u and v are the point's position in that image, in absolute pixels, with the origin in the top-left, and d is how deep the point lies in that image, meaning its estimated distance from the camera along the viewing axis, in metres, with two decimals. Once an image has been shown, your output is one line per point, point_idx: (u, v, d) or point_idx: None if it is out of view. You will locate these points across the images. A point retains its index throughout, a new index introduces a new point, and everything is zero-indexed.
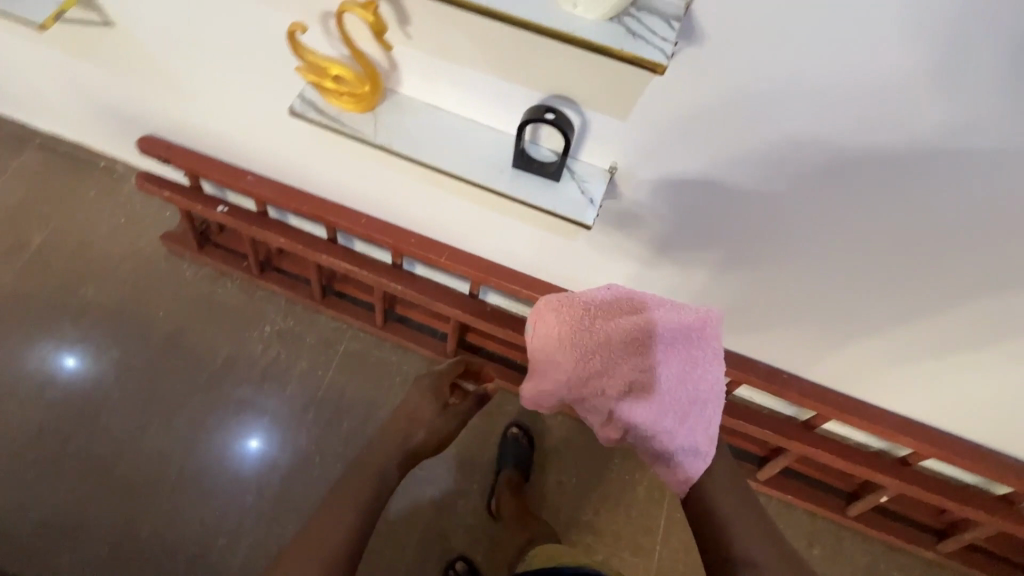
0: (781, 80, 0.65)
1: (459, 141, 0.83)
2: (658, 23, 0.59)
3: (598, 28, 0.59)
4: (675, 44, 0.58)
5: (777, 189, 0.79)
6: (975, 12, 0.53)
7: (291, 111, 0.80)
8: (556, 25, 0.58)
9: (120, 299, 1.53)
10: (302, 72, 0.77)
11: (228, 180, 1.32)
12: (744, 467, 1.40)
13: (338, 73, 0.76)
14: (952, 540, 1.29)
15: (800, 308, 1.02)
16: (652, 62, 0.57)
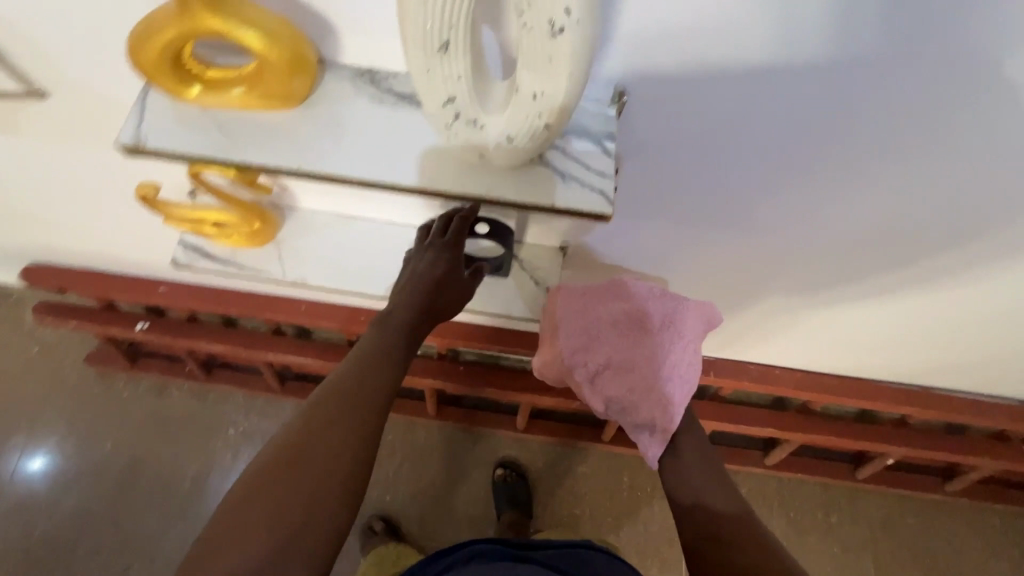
0: (733, 144, 0.57)
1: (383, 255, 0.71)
2: (589, 154, 0.52)
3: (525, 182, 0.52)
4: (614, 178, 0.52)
5: (744, 234, 0.71)
6: (946, 57, 0.45)
7: (174, 264, 0.67)
8: (475, 187, 0.51)
9: (58, 439, 1.38)
10: (173, 225, 0.62)
11: (140, 298, 1.17)
12: (750, 457, 1.39)
13: (216, 218, 0.61)
14: (959, 482, 1.31)
15: (786, 319, 0.97)
16: (596, 214, 0.51)
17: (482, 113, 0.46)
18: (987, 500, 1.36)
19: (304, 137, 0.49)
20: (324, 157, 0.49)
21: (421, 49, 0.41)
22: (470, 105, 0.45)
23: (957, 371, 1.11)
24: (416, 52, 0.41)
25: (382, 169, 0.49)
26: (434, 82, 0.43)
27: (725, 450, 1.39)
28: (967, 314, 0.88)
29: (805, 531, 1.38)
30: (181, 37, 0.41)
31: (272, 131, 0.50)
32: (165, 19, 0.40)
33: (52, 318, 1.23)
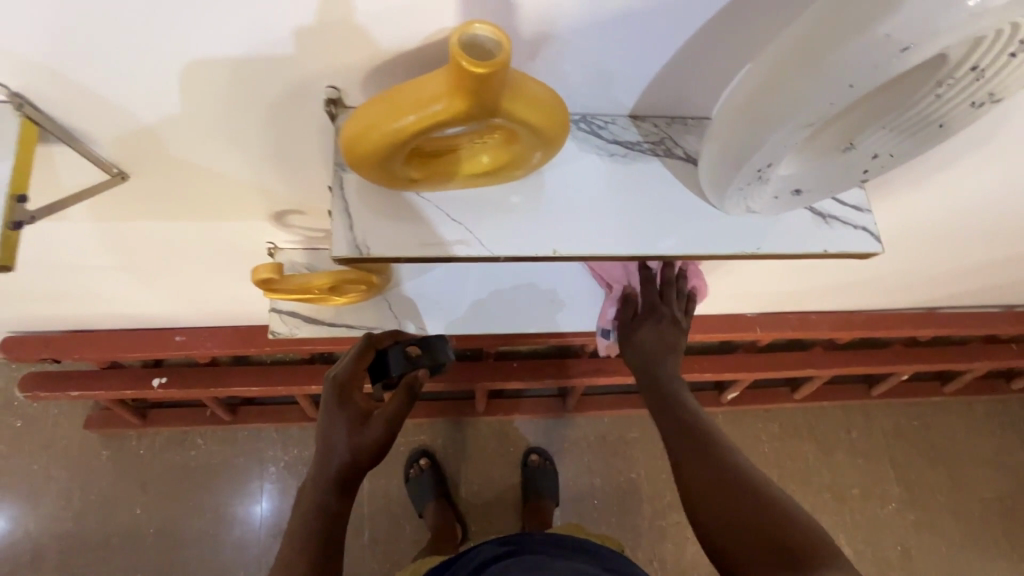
0: None
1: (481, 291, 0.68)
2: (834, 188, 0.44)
3: (782, 234, 0.42)
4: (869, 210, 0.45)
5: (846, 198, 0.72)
6: None
7: (273, 336, 0.60)
8: (741, 246, 0.41)
9: (73, 515, 1.24)
10: (279, 296, 0.53)
11: (155, 353, 1.03)
12: (782, 395, 1.49)
13: (329, 282, 0.52)
14: (957, 383, 1.47)
15: (837, 267, 1.02)
16: (872, 256, 0.42)
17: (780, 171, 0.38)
18: (977, 393, 1.54)
19: (529, 209, 0.40)
20: (568, 231, 0.40)
21: (784, 120, 0.32)
22: (779, 168, 0.37)
23: (971, 292, 1.21)
24: (777, 127, 0.32)
25: (639, 238, 0.40)
26: (764, 151, 0.34)
27: (759, 392, 1.48)
28: (1002, 245, 0.96)
29: (831, 450, 1.51)
30: (432, 126, 0.28)
31: (496, 211, 0.40)
32: (435, 89, 0.27)
33: (54, 392, 1.09)
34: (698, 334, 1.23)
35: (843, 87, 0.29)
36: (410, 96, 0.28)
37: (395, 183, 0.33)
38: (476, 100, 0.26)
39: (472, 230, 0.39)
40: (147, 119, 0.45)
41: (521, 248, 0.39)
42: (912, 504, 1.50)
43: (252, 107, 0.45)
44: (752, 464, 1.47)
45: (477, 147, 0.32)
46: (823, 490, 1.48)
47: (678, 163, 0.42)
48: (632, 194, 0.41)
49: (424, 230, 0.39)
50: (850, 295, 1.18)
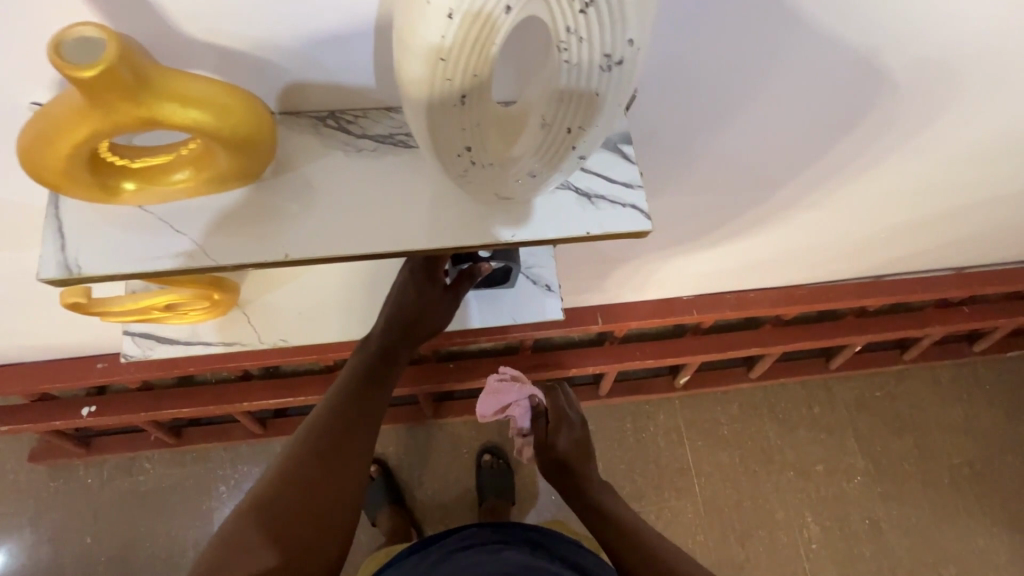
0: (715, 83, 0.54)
1: (333, 296, 0.65)
2: (605, 167, 0.44)
3: (540, 219, 0.42)
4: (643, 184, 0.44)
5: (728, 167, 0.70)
6: None
7: (127, 358, 0.60)
8: (493, 235, 0.41)
9: (24, 549, 1.24)
10: (119, 317, 0.52)
11: (75, 382, 1.03)
12: (737, 374, 1.47)
13: (163, 302, 0.51)
14: (915, 350, 1.44)
15: (760, 241, 0.99)
16: (639, 233, 0.42)
17: None
18: (938, 358, 1.51)
19: (273, 217, 0.41)
20: (303, 233, 0.40)
21: (424, 102, 0.32)
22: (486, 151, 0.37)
23: (913, 257, 1.18)
24: (422, 108, 0.33)
25: (383, 234, 0.41)
26: (440, 135, 0.34)
27: (713, 374, 1.46)
28: (926, 208, 0.93)
29: (792, 428, 1.49)
30: (93, 136, 0.29)
31: (228, 218, 0.40)
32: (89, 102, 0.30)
33: None
34: (635, 321, 1.21)
35: (438, 61, 0.30)
36: (53, 111, 0.29)
37: (110, 194, 0.35)
38: (117, 103, 0.28)
39: (199, 240, 0.40)
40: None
41: (253, 257, 0.40)
42: (881, 477, 1.47)
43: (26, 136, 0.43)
44: (712, 447, 1.45)
45: (176, 163, 0.35)
46: (787, 468, 1.46)
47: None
48: (379, 189, 0.42)
49: (156, 241, 0.40)
50: (785, 269, 1.16)
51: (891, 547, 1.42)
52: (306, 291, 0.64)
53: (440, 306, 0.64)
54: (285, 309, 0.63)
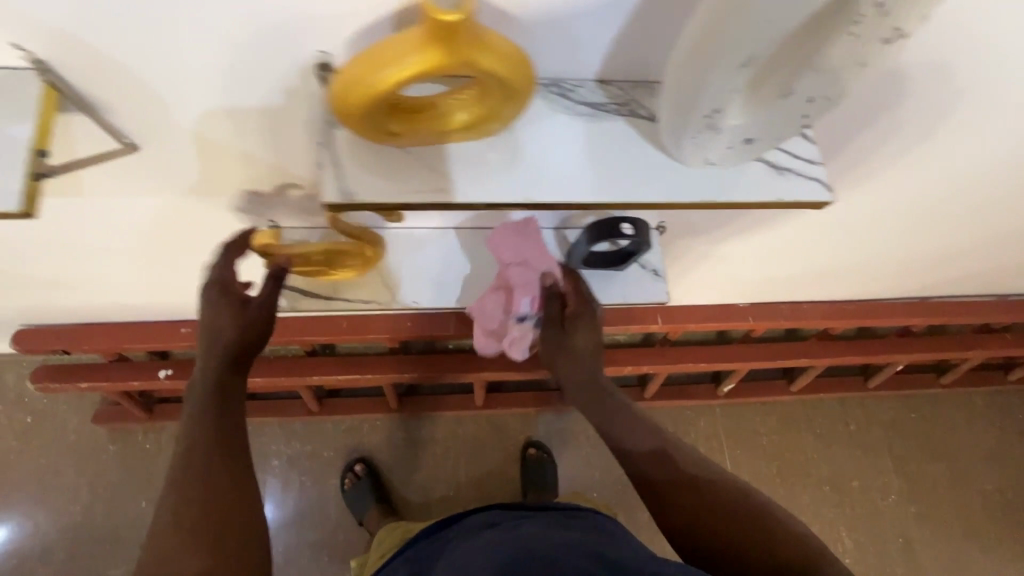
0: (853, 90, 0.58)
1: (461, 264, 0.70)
2: (791, 144, 0.50)
3: (736, 185, 0.49)
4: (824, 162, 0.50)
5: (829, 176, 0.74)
6: None
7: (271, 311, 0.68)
8: (698, 197, 0.48)
9: (81, 508, 1.26)
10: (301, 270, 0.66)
11: (160, 345, 1.06)
12: (780, 386, 1.50)
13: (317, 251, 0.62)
14: (953, 373, 1.48)
15: (830, 253, 1.03)
16: (824, 205, 0.49)
17: (732, 121, 0.43)
18: (973, 385, 1.55)
19: (506, 167, 0.47)
20: (546, 189, 0.47)
21: (719, 62, 0.37)
22: (728, 117, 0.42)
23: (965, 280, 1.22)
24: (712, 66, 0.37)
25: (606, 188, 0.47)
26: (707, 97, 0.40)
27: (756, 384, 1.49)
28: (995, 230, 0.96)
29: (829, 443, 1.51)
30: (412, 80, 0.34)
31: (485, 168, 0.46)
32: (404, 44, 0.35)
33: (65, 384, 1.12)
34: (693, 324, 1.23)
35: (762, 24, 0.34)
36: (388, 56, 0.34)
37: (385, 134, 0.40)
38: (442, 41, 0.33)
39: (458, 188, 0.46)
40: (159, 85, 0.48)
41: (498, 199, 0.46)
42: (914, 496, 1.49)
43: (256, 85, 0.49)
44: (750, 456, 1.48)
45: (452, 107, 0.40)
46: (822, 483, 1.48)
47: (645, 121, 0.47)
48: (596, 150, 0.47)
49: (418, 187, 0.46)
50: (842, 283, 1.20)
51: (923, 566, 1.44)
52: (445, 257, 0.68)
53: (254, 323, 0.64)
54: (424, 272, 0.68)
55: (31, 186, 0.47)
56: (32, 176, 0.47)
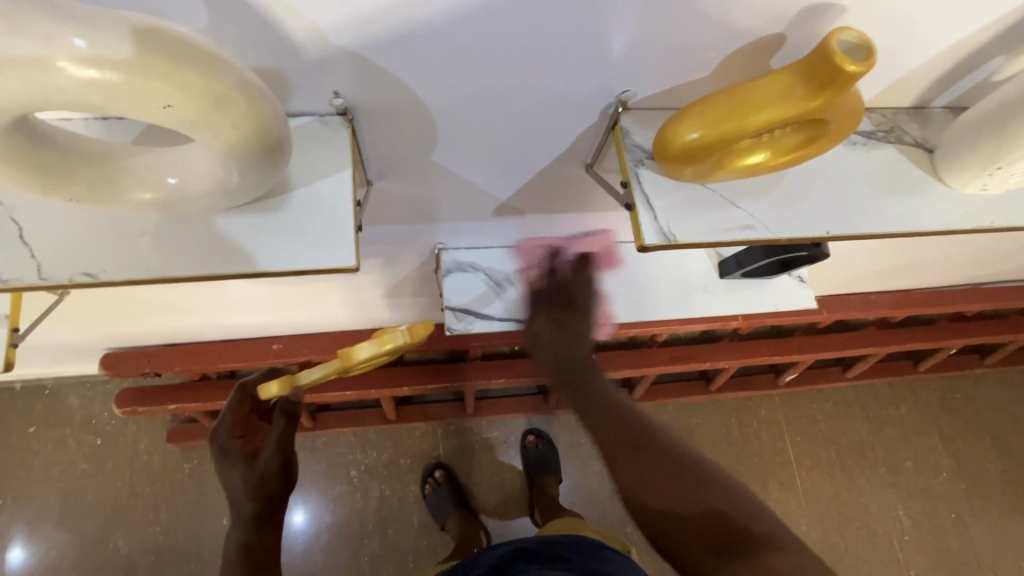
0: None
1: (617, 279, 0.76)
2: None
3: (1006, 211, 0.51)
4: None
5: None
6: None
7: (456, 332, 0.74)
8: (978, 222, 0.50)
9: (158, 529, 1.24)
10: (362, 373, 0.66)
11: (253, 362, 1.02)
12: (837, 374, 1.54)
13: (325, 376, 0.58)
14: (999, 354, 1.54)
15: (916, 249, 1.05)
16: None
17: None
18: (1015, 364, 1.61)
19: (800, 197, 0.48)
20: (841, 218, 0.48)
21: None
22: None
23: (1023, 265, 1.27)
24: None
25: (897, 218, 0.48)
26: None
27: (813, 372, 1.53)
28: None
29: (882, 426, 1.57)
30: (776, 121, 0.39)
31: (772, 195, 0.48)
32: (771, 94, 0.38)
33: (153, 406, 1.09)
34: (772, 321, 1.23)
35: None
36: (758, 99, 0.39)
37: (718, 168, 0.43)
38: (827, 90, 0.37)
39: (759, 218, 0.47)
40: (437, 126, 0.51)
41: (806, 233, 0.47)
42: (963, 473, 1.56)
43: (502, 117, 0.50)
44: (809, 442, 1.53)
45: (779, 139, 0.42)
46: (878, 464, 1.54)
47: (908, 147, 0.52)
48: (872, 176, 0.50)
49: (722, 221, 0.46)
50: (910, 274, 1.24)
51: (975, 540, 1.50)
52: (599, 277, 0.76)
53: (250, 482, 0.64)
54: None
55: (358, 240, 0.48)
56: (357, 228, 0.48)
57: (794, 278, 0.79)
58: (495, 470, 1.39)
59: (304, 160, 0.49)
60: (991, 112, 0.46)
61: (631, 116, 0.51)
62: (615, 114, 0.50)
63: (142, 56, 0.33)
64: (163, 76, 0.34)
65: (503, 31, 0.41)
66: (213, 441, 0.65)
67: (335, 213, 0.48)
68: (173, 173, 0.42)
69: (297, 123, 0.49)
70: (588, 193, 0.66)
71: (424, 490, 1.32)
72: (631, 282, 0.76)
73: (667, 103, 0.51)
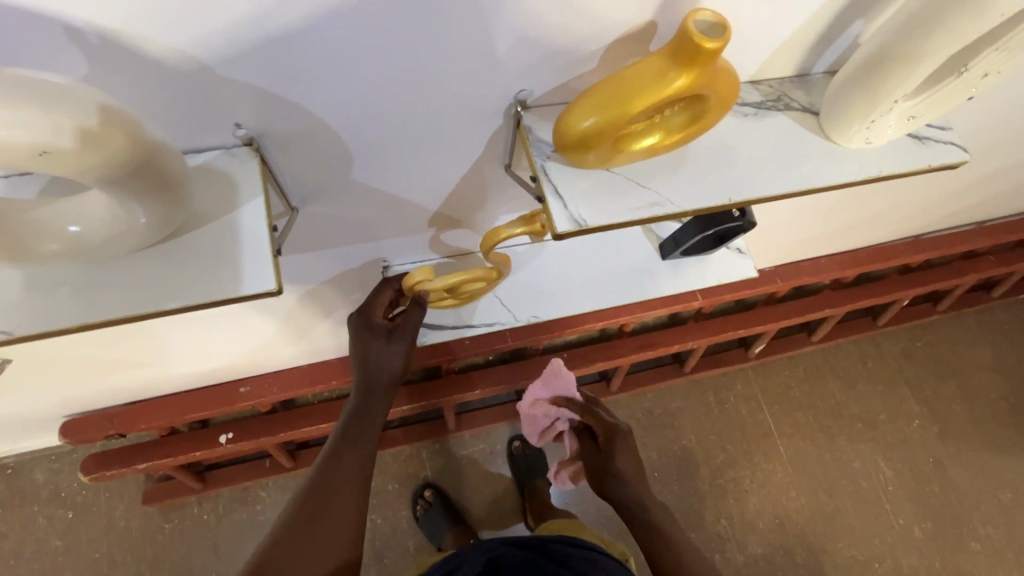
0: None
1: (564, 273, 0.78)
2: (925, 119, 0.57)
3: (896, 156, 0.55)
4: (950, 129, 0.57)
5: None
6: None
7: None
8: (873, 169, 0.54)
9: None
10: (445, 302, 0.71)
11: (220, 408, 1.00)
12: (801, 339, 1.60)
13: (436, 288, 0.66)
14: (949, 300, 1.61)
15: (851, 209, 1.10)
16: (964, 163, 0.55)
17: (908, 100, 0.50)
18: (966, 306, 1.68)
19: (703, 168, 0.51)
20: (743, 184, 0.50)
21: (939, 45, 0.44)
22: (905, 98, 0.50)
23: (955, 211, 1.33)
24: (931, 52, 0.45)
25: (796, 177, 0.52)
26: (910, 80, 0.47)
27: (780, 341, 1.58)
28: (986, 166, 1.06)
29: (853, 383, 1.62)
30: (655, 102, 0.41)
31: (676, 171, 0.50)
32: (645, 76, 0.41)
33: (120, 468, 1.05)
34: (729, 296, 1.26)
35: (1000, 15, 0.42)
36: (639, 83, 0.41)
37: (613, 155, 0.46)
38: (692, 68, 0.39)
39: (665, 193, 0.49)
40: (350, 146, 0.53)
41: (712, 201, 0.49)
42: (935, 418, 1.62)
43: (410, 132, 0.53)
44: (786, 409, 1.57)
45: (664, 118, 0.46)
46: (855, 421, 1.59)
47: (798, 112, 0.55)
48: (768, 140, 0.53)
49: (632, 200, 0.49)
50: (854, 235, 1.29)
51: (956, 480, 1.56)
52: (543, 274, 0.78)
53: (387, 354, 0.69)
54: (531, 289, 0.77)
55: (276, 263, 0.48)
56: (276, 253, 0.49)
57: (735, 250, 0.82)
58: (485, 481, 1.38)
59: (211, 196, 0.49)
60: (868, 63, 0.49)
61: (532, 114, 0.53)
62: (517, 113, 0.52)
63: (3, 104, 0.33)
64: (102, 146, 0.37)
65: (385, 43, 0.42)
66: (359, 314, 0.70)
67: (248, 241, 0.48)
68: (74, 222, 0.43)
69: (207, 157, 0.50)
70: (518, 193, 0.67)
71: (416, 512, 1.31)
72: (575, 276, 0.78)
73: (567, 97, 0.54)
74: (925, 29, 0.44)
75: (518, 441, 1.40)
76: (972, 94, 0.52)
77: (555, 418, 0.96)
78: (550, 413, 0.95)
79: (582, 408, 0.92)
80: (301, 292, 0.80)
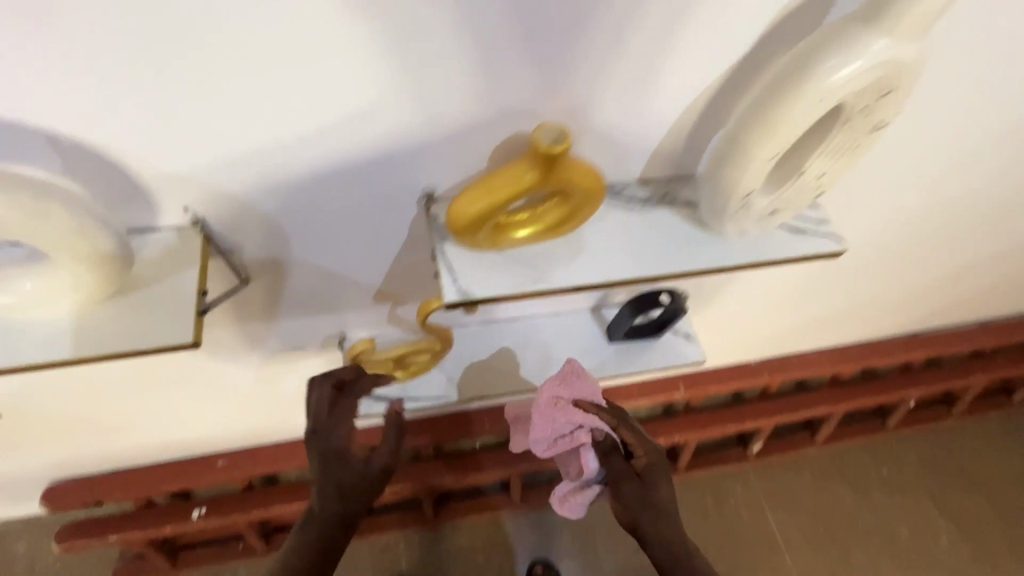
0: None
1: (511, 351, 0.83)
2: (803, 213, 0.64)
3: (773, 245, 0.62)
4: (827, 222, 0.64)
5: None
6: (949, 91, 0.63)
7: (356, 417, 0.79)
8: (752, 255, 0.60)
9: None
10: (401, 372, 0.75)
11: (193, 480, 1.02)
12: (804, 438, 1.53)
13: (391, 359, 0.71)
14: (961, 403, 1.53)
15: (826, 304, 1.12)
16: (837, 252, 0.61)
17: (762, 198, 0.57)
18: (984, 411, 1.59)
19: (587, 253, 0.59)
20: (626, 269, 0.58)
21: (759, 155, 0.52)
22: (757, 196, 0.56)
23: (949, 310, 1.31)
24: (750, 157, 0.52)
25: (677, 262, 0.59)
26: (746, 182, 0.54)
27: (781, 441, 1.51)
28: (960, 265, 1.08)
29: (868, 492, 1.51)
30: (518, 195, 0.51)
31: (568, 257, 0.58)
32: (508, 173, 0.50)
33: (90, 539, 1.06)
34: (713, 388, 1.25)
35: (795, 126, 0.50)
36: (507, 179, 0.50)
37: (498, 233, 0.56)
38: (543, 168, 0.49)
39: (549, 273, 0.57)
40: (303, 231, 0.61)
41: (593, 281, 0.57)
42: (964, 536, 1.47)
43: (357, 220, 0.62)
44: (793, 517, 1.46)
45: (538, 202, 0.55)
46: (872, 534, 1.45)
47: (682, 208, 0.62)
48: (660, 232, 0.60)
49: (515, 276, 0.57)
50: (842, 332, 1.29)
51: None
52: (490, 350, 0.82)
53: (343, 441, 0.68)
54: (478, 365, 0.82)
55: (199, 320, 0.55)
56: (200, 313, 0.55)
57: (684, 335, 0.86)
58: None
59: (152, 265, 0.56)
60: (710, 166, 0.56)
61: (442, 206, 0.61)
62: (426, 205, 0.61)
63: None
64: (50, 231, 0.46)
65: (316, 142, 0.52)
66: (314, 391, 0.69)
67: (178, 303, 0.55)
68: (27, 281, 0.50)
69: (157, 237, 0.56)
70: None
71: None
72: (519, 356, 0.82)
73: None
74: (743, 139, 0.52)
75: (541, 565, 1.31)
76: (819, 193, 0.59)
77: (574, 427, 0.71)
78: (571, 421, 0.71)
79: (615, 417, 0.73)
80: (274, 364, 0.86)
